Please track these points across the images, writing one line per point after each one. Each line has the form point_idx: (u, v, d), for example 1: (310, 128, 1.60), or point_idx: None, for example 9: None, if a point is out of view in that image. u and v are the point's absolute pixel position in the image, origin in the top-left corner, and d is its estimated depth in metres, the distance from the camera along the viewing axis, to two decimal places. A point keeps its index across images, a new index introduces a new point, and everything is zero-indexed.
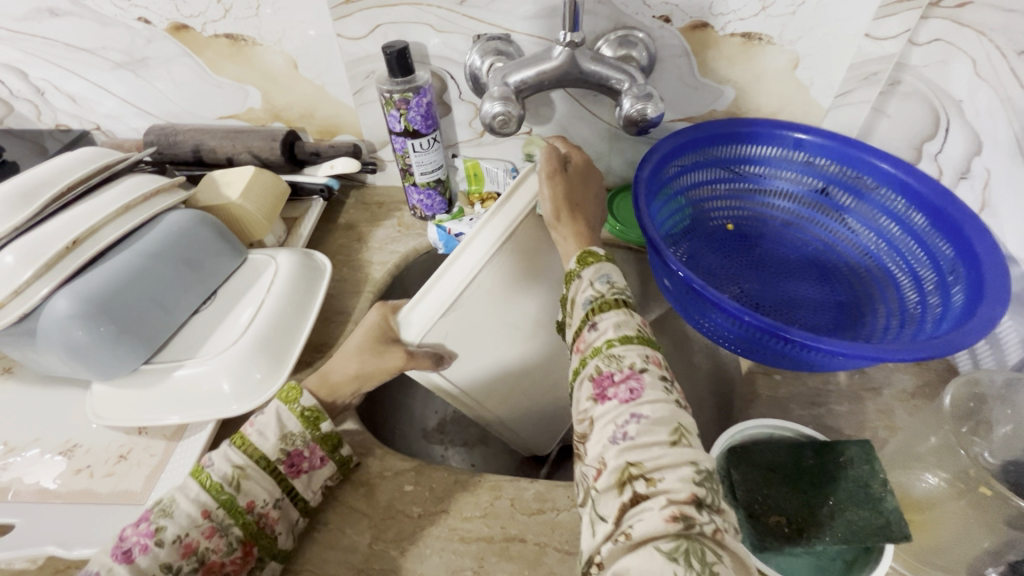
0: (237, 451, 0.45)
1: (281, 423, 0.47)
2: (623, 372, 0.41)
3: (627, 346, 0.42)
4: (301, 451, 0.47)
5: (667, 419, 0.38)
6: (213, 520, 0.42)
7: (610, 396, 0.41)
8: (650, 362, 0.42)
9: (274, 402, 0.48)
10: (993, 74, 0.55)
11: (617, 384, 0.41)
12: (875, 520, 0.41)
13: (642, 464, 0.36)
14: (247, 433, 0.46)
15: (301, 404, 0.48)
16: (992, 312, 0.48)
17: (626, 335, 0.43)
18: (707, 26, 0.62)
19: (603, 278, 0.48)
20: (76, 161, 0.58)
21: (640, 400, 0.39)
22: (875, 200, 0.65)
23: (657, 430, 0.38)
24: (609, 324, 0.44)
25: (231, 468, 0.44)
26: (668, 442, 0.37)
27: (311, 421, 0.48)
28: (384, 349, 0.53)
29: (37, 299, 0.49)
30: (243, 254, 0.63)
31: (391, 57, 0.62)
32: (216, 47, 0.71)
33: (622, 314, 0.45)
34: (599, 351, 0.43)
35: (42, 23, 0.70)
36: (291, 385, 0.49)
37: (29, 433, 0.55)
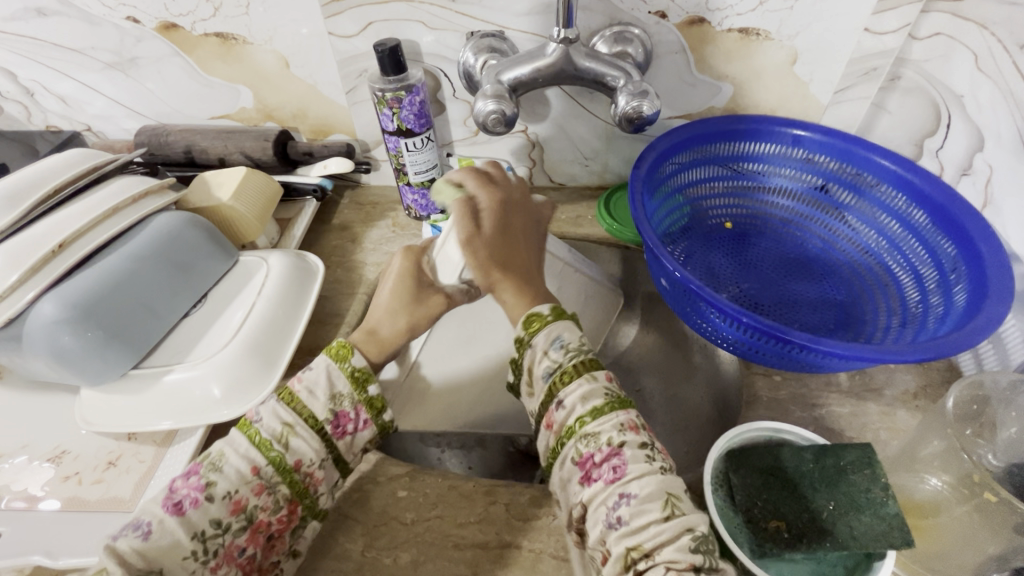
0: (286, 408, 0.45)
1: (330, 381, 0.47)
2: (602, 452, 0.41)
3: (600, 420, 0.42)
4: (346, 412, 0.46)
5: (656, 493, 0.39)
6: (261, 477, 0.42)
7: (595, 479, 0.40)
8: (626, 432, 0.41)
9: (324, 357, 0.48)
10: (995, 68, 0.54)
11: (599, 464, 0.41)
12: (877, 526, 0.41)
13: (641, 545, 0.37)
14: (296, 390, 0.46)
15: (352, 364, 0.48)
16: (995, 312, 0.48)
17: (596, 407, 0.42)
18: (704, 21, 0.61)
19: (556, 342, 0.46)
20: (64, 162, 0.57)
21: (625, 479, 0.39)
22: (876, 197, 0.64)
23: (649, 509, 0.38)
24: (575, 399, 0.43)
25: (280, 425, 0.44)
26: (663, 518, 0.38)
27: (360, 381, 0.47)
28: (426, 296, 0.54)
29: (23, 303, 0.48)
30: (235, 255, 0.62)
31: (383, 55, 0.61)
32: (207, 46, 0.70)
33: (586, 382, 0.44)
34: (573, 433, 0.42)
35: (30, 23, 0.69)
36: (342, 343, 0.49)
37: (18, 440, 0.54)
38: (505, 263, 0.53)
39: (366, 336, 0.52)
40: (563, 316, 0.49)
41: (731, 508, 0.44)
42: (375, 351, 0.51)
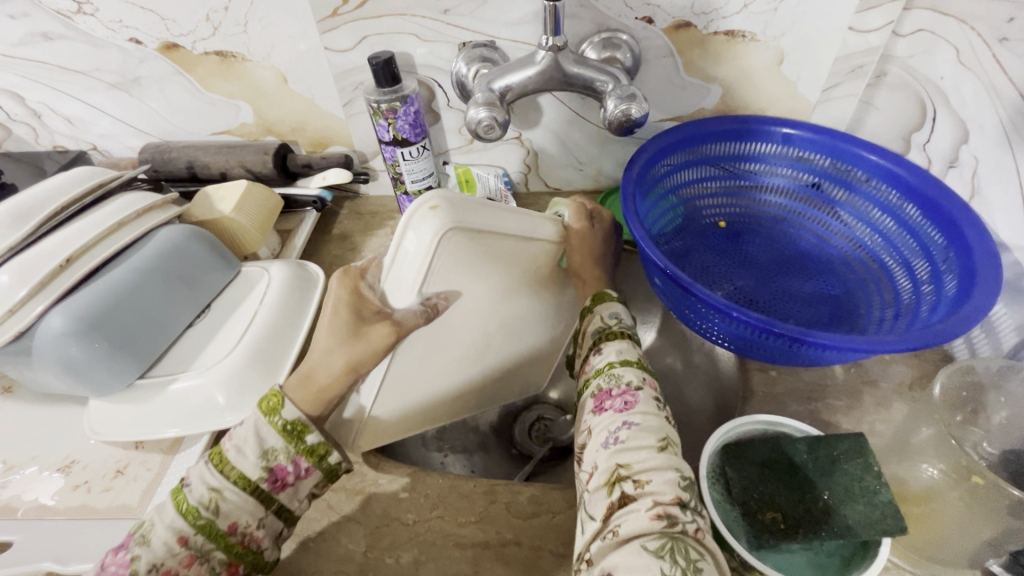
0: (213, 471, 0.44)
1: (261, 438, 0.45)
2: (619, 387, 0.45)
3: (625, 367, 0.46)
4: (283, 466, 0.45)
5: (656, 429, 0.42)
6: (190, 547, 0.42)
7: (607, 407, 0.44)
8: (647, 383, 0.46)
9: (255, 413, 0.46)
10: (977, 62, 0.55)
11: (614, 397, 0.45)
12: (871, 513, 0.41)
13: (631, 466, 0.40)
14: (225, 451, 0.45)
15: (282, 418, 0.45)
16: (983, 301, 0.48)
17: (626, 359, 0.47)
18: (690, 25, 0.63)
19: (612, 313, 0.52)
20: (70, 180, 0.59)
21: (631, 411, 0.43)
22: (867, 192, 0.65)
23: (646, 437, 0.41)
24: (612, 351, 0.48)
25: (207, 491, 0.43)
26: (657, 448, 0.41)
27: (294, 434, 0.45)
28: (369, 329, 0.49)
29: (32, 317, 0.50)
30: (237, 266, 0.64)
31: (377, 67, 0.62)
32: (207, 65, 0.71)
33: (622, 341, 0.49)
34: (601, 370, 0.47)
35: (37, 47, 0.71)
36: (273, 394, 0.47)
37: (29, 450, 0.55)
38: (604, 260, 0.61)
39: (303, 381, 0.48)
40: (605, 300, 0.54)
41: (727, 501, 0.44)
42: (313, 402, 0.48)
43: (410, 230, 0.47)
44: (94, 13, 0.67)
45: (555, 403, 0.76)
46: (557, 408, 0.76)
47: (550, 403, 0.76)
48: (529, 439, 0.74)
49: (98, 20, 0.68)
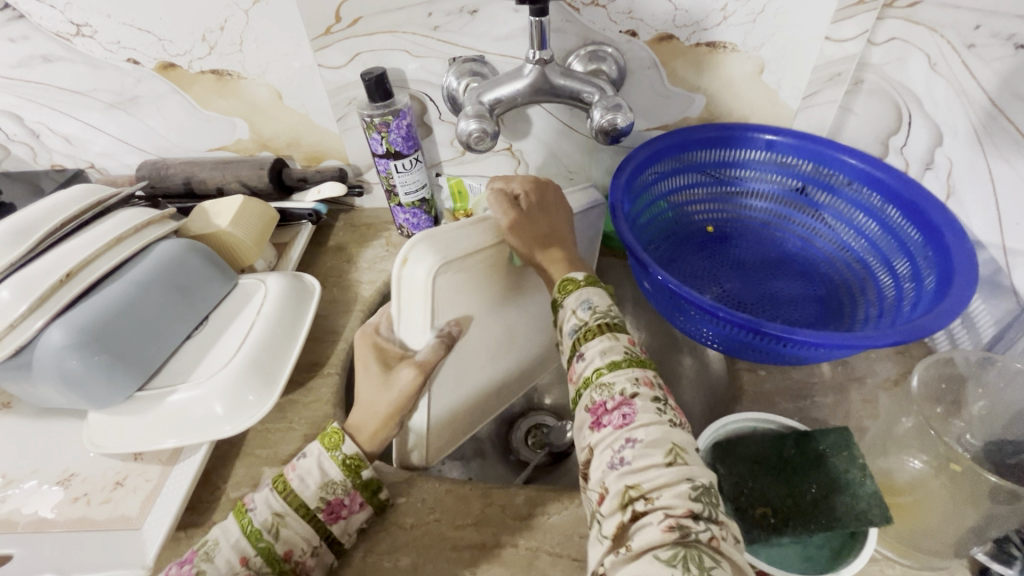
0: (278, 497, 0.45)
1: (323, 471, 0.47)
2: (614, 399, 0.41)
3: (616, 371, 0.42)
4: (340, 499, 0.46)
5: (660, 441, 0.38)
6: (249, 567, 0.42)
7: (605, 423, 0.40)
8: (641, 385, 0.41)
9: (318, 447, 0.48)
10: (947, 68, 0.57)
11: (611, 411, 0.41)
12: (857, 505, 0.42)
13: (641, 485, 0.36)
14: (289, 478, 0.46)
15: (344, 452, 0.47)
16: (961, 296, 0.50)
17: (615, 361, 0.43)
18: (672, 37, 0.65)
19: (585, 303, 0.47)
20: (69, 198, 0.60)
21: (633, 425, 0.39)
22: (848, 195, 0.67)
23: (653, 453, 0.38)
24: (595, 353, 0.44)
25: (271, 514, 0.44)
26: (665, 463, 0.37)
27: (352, 468, 0.47)
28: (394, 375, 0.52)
29: (32, 332, 0.50)
30: (233, 279, 0.65)
31: (370, 83, 0.64)
32: (204, 83, 0.73)
33: (607, 339, 0.44)
34: (589, 382, 0.43)
35: (36, 69, 0.73)
36: (333, 430, 0.48)
37: (27, 464, 0.56)
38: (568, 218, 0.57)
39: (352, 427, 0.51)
40: (594, 283, 0.50)
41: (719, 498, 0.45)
42: (370, 440, 0.50)
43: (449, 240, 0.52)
44: (93, 34, 0.69)
45: (551, 410, 0.78)
46: (554, 414, 0.77)
47: (546, 409, 0.78)
48: (525, 445, 0.75)
49: (97, 42, 0.69)
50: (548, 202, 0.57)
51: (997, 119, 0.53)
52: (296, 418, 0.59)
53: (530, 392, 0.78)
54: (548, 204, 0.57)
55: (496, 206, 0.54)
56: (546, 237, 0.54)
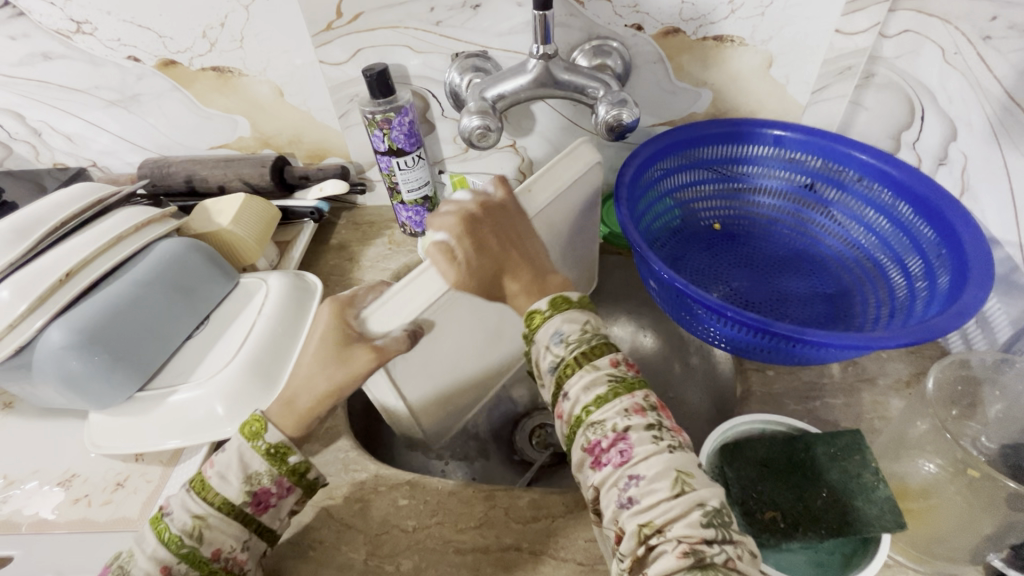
0: (197, 498, 0.43)
1: (244, 463, 0.44)
2: (608, 437, 0.39)
3: (604, 407, 0.40)
4: (267, 488, 0.44)
5: (664, 471, 0.37)
6: (173, 574, 0.41)
7: (603, 464, 0.39)
8: (632, 416, 0.40)
9: (237, 439, 0.45)
10: (962, 61, 0.56)
11: (607, 450, 0.39)
12: (869, 510, 0.41)
13: (653, 521, 0.36)
14: (207, 476, 0.44)
15: (265, 442, 0.45)
16: (976, 295, 0.48)
17: (600, 395, 0.41)
18: (679, 31, 0.64)
19: (558, 336, 0.44)
20: (69, 196, 0.60)
21: (633, 461, 0.38)
22: (859, 192, 0.65)
23: (659, 487, 0.37)
24: (579, 388, 0.42)
25: (191, 518, 0.42)
26: (672, 495, 0.37)
27: (277, 457, 0.45)
28: (350, 353, 0.47)
29: (32, 332, 0.50)
30: (235, 278, 0.64)
31: (371, 79, 0.63)
32: (204, 80, 0.73)
33: (588, 372, 0.42)
34: (580, 422, 0.41)
35: (37, 67, 0.72)
36: (255, 419, 0.46)
37: (29, 465, 0.55)
38: (521, 240, 0.50)
39: (283, 407, 0.47)
40: (563, 308, 0.46)
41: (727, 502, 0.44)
42: (295, 425, 0.47)
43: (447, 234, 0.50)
44: (93, 32, 0.68)
45: None
46: None
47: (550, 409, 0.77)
48: (530, 445, 0.74)
49: (97, 39, 0.69)
50: (491, 236, 0.49)
51: (1013, 112, 0.51)
52: None
53: (534, 392, 0.77)
54: (491, 236, 0.49)
55: (437, 262, 0.48)
56: (495, 279, 0.49)
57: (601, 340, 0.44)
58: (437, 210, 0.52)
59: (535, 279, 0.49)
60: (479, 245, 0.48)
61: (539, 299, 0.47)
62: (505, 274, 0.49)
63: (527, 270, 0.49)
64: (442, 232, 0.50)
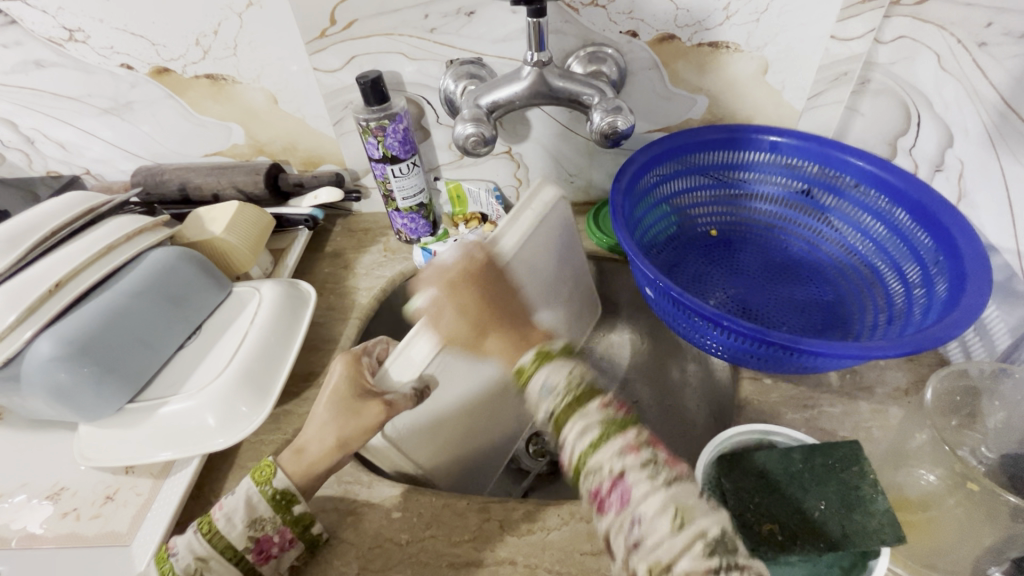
0: (203, 540, 0.44)
1: (250, 508, 0.45)
2: (607, 481, 0.35)
3: (600, 449, 0.36)
4: (270, 537, 0.45)
5: (664, 507, 0.33)
6: None
7: (607, 510, 0.35)
8: (627, 455, 0.36)
9: (246, 482, 0.46)
10: (957, 67, 0.55)
11: (607, 496, 0.35)
12: (868, 523, 0.41)
13: (659, 563, 0.32)
14: (215, 518, 0.44)
15: (273, 486, 0.46)
16: (974, 303, 0.48)
17: (596, 437, 0.37)
18: (674, 37, 0.63)
19: (546, 386, 0.41)
20: (60, 206, 0.59)
21: (632, 504, 0.34)
22: (855, 198, 0.65)
23: (660, 523, 0.33)
24: (574, 435, 0.38)
25: (193, 560, 0.43)
26: (673, 530, 0.32)
27: (282, 504, 0.46)
28: (361, 405, 0.49)
29: (20, 343, 0.49)
30: (227, 287, 0.64)
31: (365, 86, 0.63)
32: (198, 88, 0.72)
33: (580, 416, 0.38)
34: (580, 471, 0.37)
35: (29, 75, 0.72)
36: (265, 463, 0.47)
37: (18, 478, 0.55)
38: (506, 299, 0.49)
39: (294, 455, 0.48)
40: (548, 359, 0.42)
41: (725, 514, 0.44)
42: (302, 477, 0.47)
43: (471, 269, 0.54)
44: (86, 40, 0.68)
45: None
46: None
47: None
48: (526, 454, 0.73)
49: (90, 47, 0.69)
50: (479, 280, 0.50)
51: (1010, 119, 0.51)
52: (290, 429, 0.58)
53: None
54: (476, 288, 0.49)
55: (432, 322, 0.50)
56: (478, 330, 0.48)
57: (587, 384, 0.40)
58: (421, 272, 0.51)
59: (515, 338, 0.47)
60: (460, 304, 0.48)
61: (525, 353, 0.44)
62: (489, 333, 0.47)
63: (510, 324, 0.48)
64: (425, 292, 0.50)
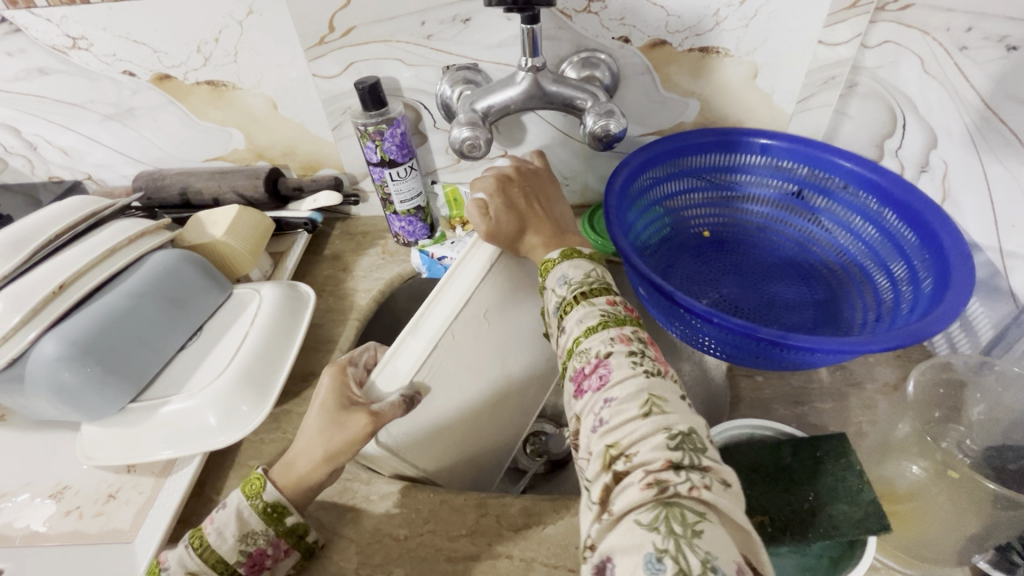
0: (194, 553, 0.43)
1: (242, 521, 0.45)
2: (591, 363, 0.41)
3: (592, 336, 0.42)
4: (263, 549, 0.45)
5: (635, 394, 0.38)
6: None
7: (585, 389, 0.40)
8: (615, 343, 0.41)
9: (238, 495, 0.46)
10: (940, 71, 0.57)
11: (589, 375, 0.40)
12: (855, 512, 0.41)
13: (620, 442, 0.36)
14: (206, 533, 0.44)
15: (264, 500, 0.46)
16: (958, 299, 0.49)
17: (590, 326, 0.43)
18: (665, 43, 0.65)
19: (562, 279, 0.48)
20: (63, 210, 0.61)
21: (609, 385, 0.39)
22: (844, 198, 0.66)
23: (629, 407, 0.37)
24: (575, 322, 0.44)
25: (185, 573, 0.43)
26: (640, 415, 0.36)
27: (275, 516, 0.46)
28: (346, 417, 0.47)
29: (24, 344, 0.50)
30: (228, 288, 0.65)
31: (363, 92, 0.64)
32: (199, 94, 0.73)
33: (584, 307, 0.44)
34: (572, 352, 0.43)
35: (33, 82, 0.73)
36: (255, 476, 0.47)
37: (21, 477, 0.55)
38: (546, 200, 0.58)
39: (284, 467, 0.47)
40: (572, 257, 0.50)
41: None
42: (293, 489, 0.47)
43: (461, 268, 0.54)
44: (89, 47, 0.69)
45: (550, 416, 0.77)
46: (553, 421, 0.77)
47: (544, 416, 0.78)
48: (524, 453, 0.74)
49: (93, 54, 0.70)
50: (522, 194, 0.57)
51: (991, 120, 0.53)
52: (290, 428, 0.59)
53: None
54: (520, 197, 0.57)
55: (474, 212, 0.54)
56: (520, 235, 0.54)
57: (599, 284, 0.47)
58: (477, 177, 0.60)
59: (555, 234, 0.55)
60: (510, 202, 0.55)
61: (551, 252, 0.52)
62: (529, 231, 0.55)
63: (550, 228, 0.55)
64: (479, 191, 0.57)
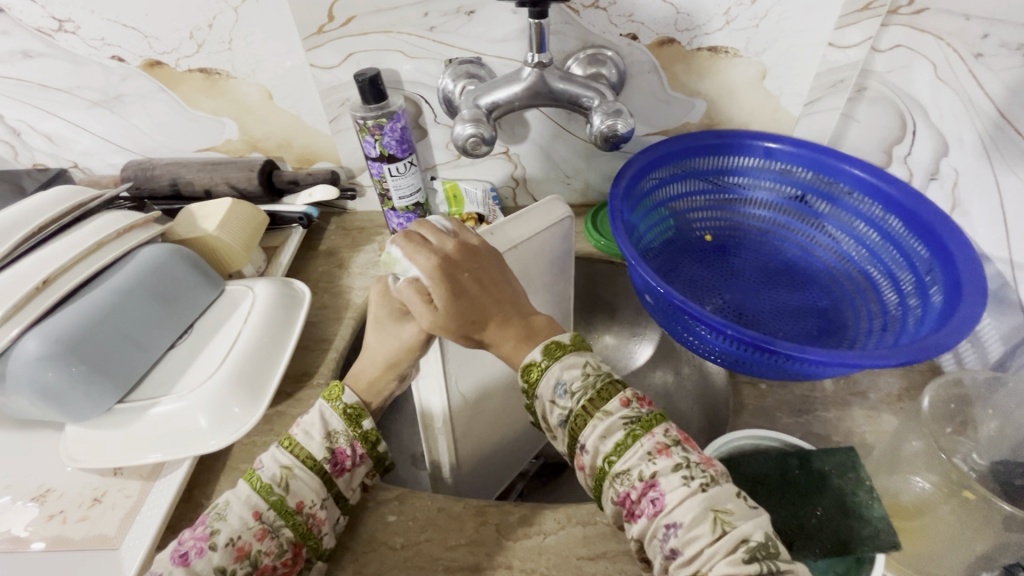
0: (284, 452, 0.45)
1: (325, 422, 0.48)
2: (636, 487, 0.37)
3: (624, 453, 0.38)
4: (343, 449, 0.47)
5: (700, 515, 0.35)
6: (264, 522, 0.42)
7: (639, 515, 0.37)
8: (655, 459, 0.38)
9: (318, 402, 0.49)
10: (953, 77, 0.56)
11: (638, 501, 0.37)
12: (863, 529, 0.42)
13: (699, 570, 0.34)
14: (293, 434, 0.47)
15: (344, 402, 0.48)
16: (970, 313, 0.49)
17: (618, 442, 0.39)
18: (674, 41, 0.63)
19: (561, 387, 0.42)
20: (48, 201, 0.58)
21: (666, 510, 0.36)
22: (849, 205, 0.66)
23: (698, 532, 0.35)
24: (595, 437, 0.40)
25: (279, 468, 0.44)
26: (713, 537, 0.35)
27: (353, 418, 0.48)
28: (402, 326, 0.52)
29: (6, 341, 0.48)
30: (220, 285, 0.63)
31: (363, 84, 0.62)
32: (191, 82, 0.71)
33: (599, 420, 0.40)
34: (605, 473, 0.39)
35: (16, 65, 0.70)
36: (334, 384, 0.50)
37: (2, 479, 0.53)
38: (499, 284, 0.47)
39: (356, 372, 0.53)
40: (560, 355, 0.43)
41: None
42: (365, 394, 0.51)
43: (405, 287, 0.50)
44: (76, 30, 0.67)
45: None
46: None
47: None
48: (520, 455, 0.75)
49: (80, 38, 0.67)
50: (463, 281, 0.46)
51: (1004, 129, 0.52)
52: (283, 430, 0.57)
53: None
54: (468, 284, 0.46)
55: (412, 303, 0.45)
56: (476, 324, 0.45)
57: (605, 378, 0.42)
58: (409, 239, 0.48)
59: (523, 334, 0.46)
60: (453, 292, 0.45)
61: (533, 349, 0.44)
62: (490, 324, 0.46)
63: (515, 322, 0.46)
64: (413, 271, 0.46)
